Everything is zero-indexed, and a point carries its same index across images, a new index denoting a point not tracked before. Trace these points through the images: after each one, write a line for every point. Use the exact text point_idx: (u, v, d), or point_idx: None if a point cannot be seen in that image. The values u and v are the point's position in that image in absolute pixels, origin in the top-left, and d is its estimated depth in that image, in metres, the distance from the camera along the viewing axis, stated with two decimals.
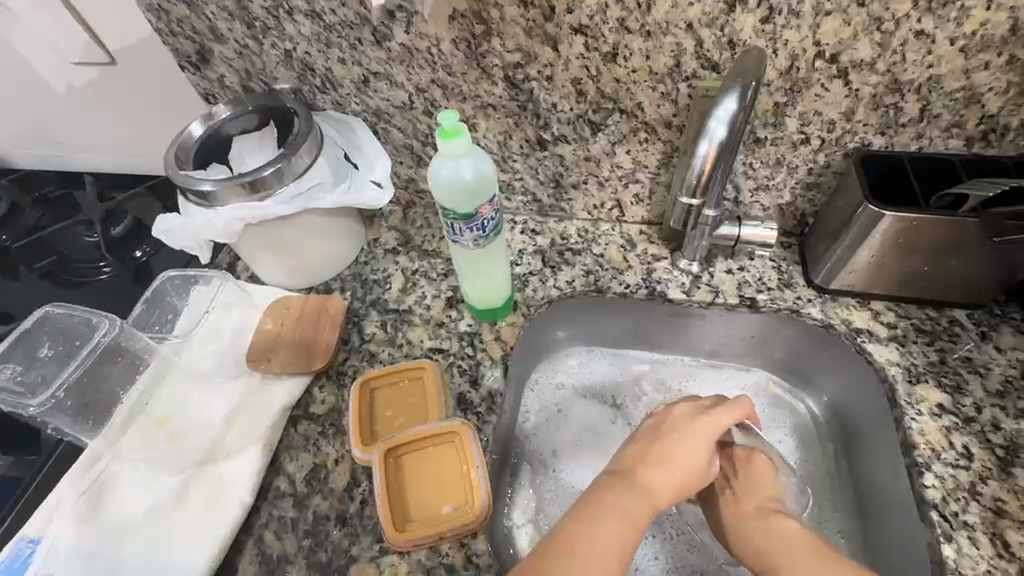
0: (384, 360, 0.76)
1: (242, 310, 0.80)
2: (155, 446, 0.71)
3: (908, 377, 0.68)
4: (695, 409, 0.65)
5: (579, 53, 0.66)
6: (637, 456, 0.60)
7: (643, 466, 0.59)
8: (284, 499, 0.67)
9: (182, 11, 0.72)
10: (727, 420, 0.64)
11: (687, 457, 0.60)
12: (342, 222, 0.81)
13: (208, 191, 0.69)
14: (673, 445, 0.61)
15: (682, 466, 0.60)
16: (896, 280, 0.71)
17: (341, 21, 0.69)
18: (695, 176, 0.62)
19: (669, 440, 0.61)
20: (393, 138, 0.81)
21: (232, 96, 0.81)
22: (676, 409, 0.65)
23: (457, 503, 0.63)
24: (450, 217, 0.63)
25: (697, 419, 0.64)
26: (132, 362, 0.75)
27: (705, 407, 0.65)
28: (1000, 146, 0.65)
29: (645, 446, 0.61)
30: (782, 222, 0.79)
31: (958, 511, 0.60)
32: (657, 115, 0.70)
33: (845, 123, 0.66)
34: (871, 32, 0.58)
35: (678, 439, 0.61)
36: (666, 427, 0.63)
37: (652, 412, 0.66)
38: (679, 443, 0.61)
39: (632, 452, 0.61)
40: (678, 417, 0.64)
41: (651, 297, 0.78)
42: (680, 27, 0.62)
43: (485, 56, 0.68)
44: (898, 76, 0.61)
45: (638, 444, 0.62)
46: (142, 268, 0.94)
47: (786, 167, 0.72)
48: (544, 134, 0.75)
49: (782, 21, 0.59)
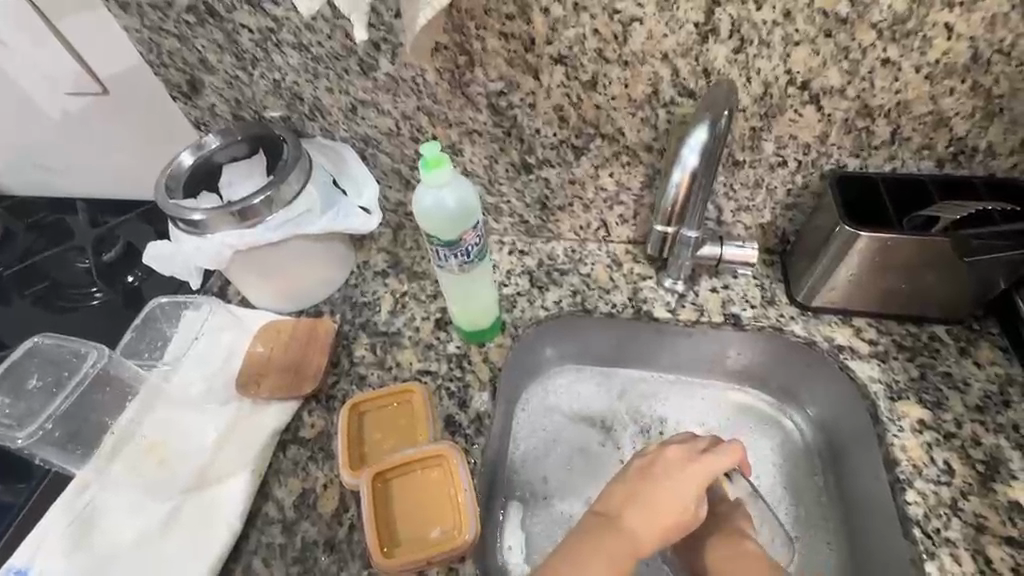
0: (374, 382, 0.76)
1: (231, 335, 0.80)
2: (144, 474, 0.71)
3: (889, 393, 0.70)
4: (689, 453, 0.67)
5: (560, 82, 0.68)
6: (625, 497, 0.64)
7: (631, 508, 0.62)
8: (272, 525, 0.67)
9: (173, 44, 0.74)
10: (719, 467, 0.66)
11: (675, 501, 0.63)
12: (332, 246, 0.82)
13: (198, 220, 0.70)
14: (662, 488, 0.64)
15: (671, 509, 0.63)
16: (875, 297, 0.73)
17: (328, 53, 0.71)
18: (670, 203, 0.64)
19: (658, 483, 0.64)
20: (382, 164, 0.82)
21: (223, 124, 0.82)
22: (670, 449, 0.67)
23: (445, 527, 0.63)
24: (435, 243, 0.64)
25: (691, 463, 0.66)
26: (120, 389, 0.76)
27: (700, 451, 0.67)
28: (970, 167, 0.67)
29: (637, 486, 0.64)
30: (765, 240, 0.80)
31: (940, 527, 0.61)
32: (638, 139, 0.72)
33: (819, 146, 0.68)
34: (839, 61, 0.60)
35: (668, 485, 0.64)
36: (658, 468, 0.65)
37: (645, 450, 0.69)
38: (669, 487, 0.64)
39: (619, 492, 0.64)
40: (672, 460, 0.66)
41: (637, 316, 0.79)
42: (656, 57, 0.64)
43: (469, 84, 0.70)
44: (868, 101, 0.63)
45: (630, 482, 0.65)
46: (132, 293, 0.95)
47: (765, 188, 0.73)
48: (529, 158, 0.76)
49: (753, 50, 0.61)
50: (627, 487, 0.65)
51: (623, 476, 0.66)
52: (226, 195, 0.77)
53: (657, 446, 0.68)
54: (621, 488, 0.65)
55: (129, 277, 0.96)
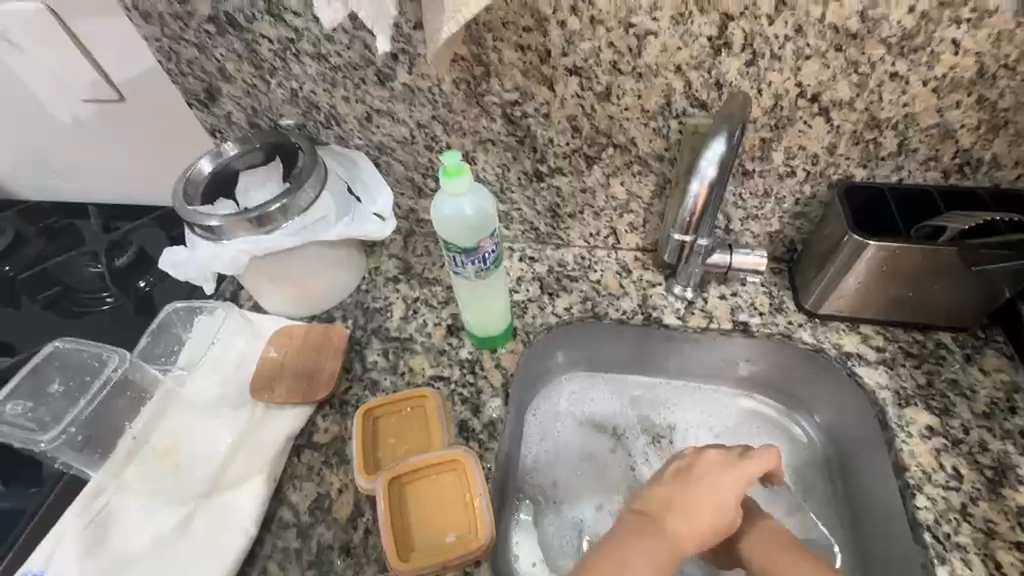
0: (387, 388, 0.77)
1: (245, 340, 0.81)
2: (160, 478, 0.71)
3: (898, 400, 0.71)
4: (727, 457, 0.69)
5: (574, 93, 0.69)
6: (665, 496, 0.65)
7: (672, 504, 0.64)
8: (287, 529, 0.68)
9: (193, 53, 0.75)
10: (760, 469, 0.68)
11: (714, 503, 0.65)
12: (345, 252, 0.83)
13: (215, 226, 0.71)
14: (700, 490, 0.65)
15: (712, 506, 0.64)
16: (882, 304, 0.74)
17: (346, 63, 0.72)
18: (687, 215, 0.66)
19: (699, 485, 0.66)
20: (395, 171, 0.83)
21: (238, 132, 0.83)
22: (709, 453, 0.69)
23: (460, 532, 0.64)
24: (452, 250, 0.65)
25: (727, 466, 0.68)
26: (137, 393, 0.77)
27: (739, 456, 0.69)
28: (975, 178, 0.68)
29: (676, 484, 0.66)
30: (772, 249, 0.82)
31: (950, 532, 0.62)
32: (649, 149, 0.73)
33: (828, 157, 0.69)
34: (848, 74, 0.62)
35: (707, 483, 0.66)
36: (696, 469, 0.67)
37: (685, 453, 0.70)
38: (706, 488, 0.65)
39: (661, 491, 0.66)
40: (711, 461, 0.68)
41: (647, 323, 0.81)
42: (670, 69, 0.65)
43: (484, 94, 0.71)
44: (876, 114, 0.64)
45: (670, 482, 0.67)
46: (145, 298, 0.95)
47: (773, 197, 0.75)
48: (541, 166, 0.78)
49: (765, 64, 0.63)
50: (669, 487, 0.67)
51: (662, 475, 0.69)
52: (241, 201, 0.78)
53: (693, 451, 0.70)
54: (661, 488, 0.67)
55: (141, 282, 0.97)
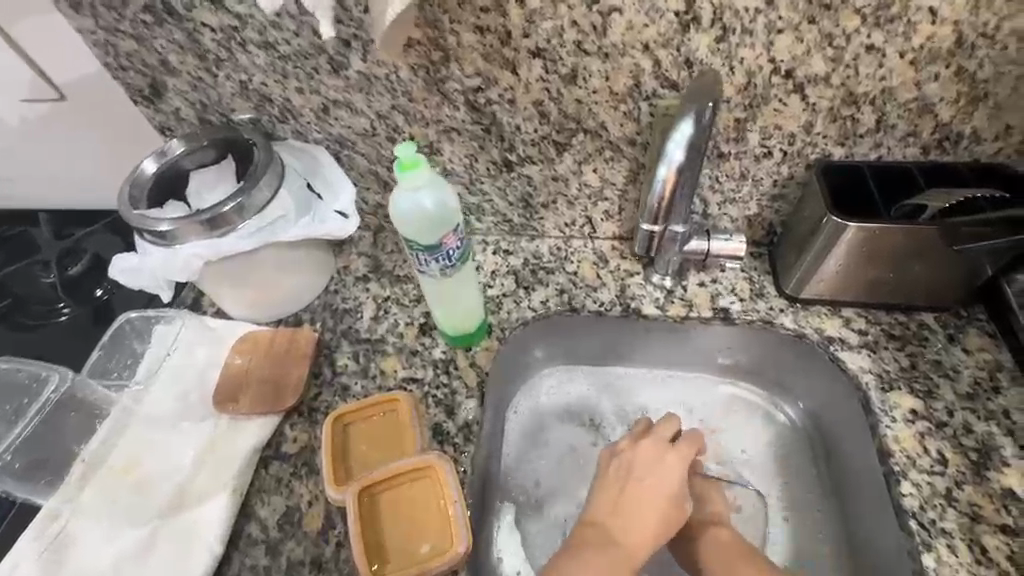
0: (358, 393, 0.74)
1: (207, 349, 0.77)
2: (120, 497, 0.67)
3: (881, 384, 0.69)
4: (658, 446, 0.69)
5: (538, 76, 0.66)
6: (612, 504, 0.65)
7: (618, 514, 0.64)
8: (255, 546, 0.65)
9: (131, 45, 0.70)
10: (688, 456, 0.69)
11: (655, 499, 0.65)
12: (309, 252, 0.79)
13: (165, 231, 0.67)
14: (643, 488, 0.66)
15: (654, 507, 0.65)
16: (865, 286, 0.72)
17: (296, 52, 0.68)
18: (656, 199, 0.63)
19: (640, 483, 0.66)
20: (358, 165, 0.79)
21: (189, 128, 0.79)
22: (641, 446, 0.69)
23: (434, 542, 0.61)
24: (414, 248, 0.62)
25: (664, 457, 0.68)
26: (87, 412, 0.73)
27: (666, 444, 0.69)
28: (955, 153, 0.66)
29: (619, 488, 0.66)
30: (752, 233, 0.79)
31: (935, 518, 0.60)
32: (621, 133, 0.70)
33: (805, 136, 0.66)
34: (823, 48, 0.59)
35: (646, 482, 0.66)
36: (636, 471, 0.67)
37: (618, 447, 0.70)
38: (646, 485, 0.66)
39: (606, 501, 0.66)
40: (645, 456, 0.68)
41: (626, 314, 0.78)
42: (637, 48, 0.62)
43: (444, 81, 0.68)
44: (852, 89, 0.62)
45: (610, 488, 0.66)
46: (102, 307, 0.91)
47: (751, 179, 0.72)
48: (510, 155, 0.74)
49: (736, 39, 0.60)
50: (611, 493, 0.66)
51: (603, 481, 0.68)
52: (194, 203, 0.74)
53: (627, 445, 0.69)
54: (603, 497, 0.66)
55: (98, 290, 0.92)
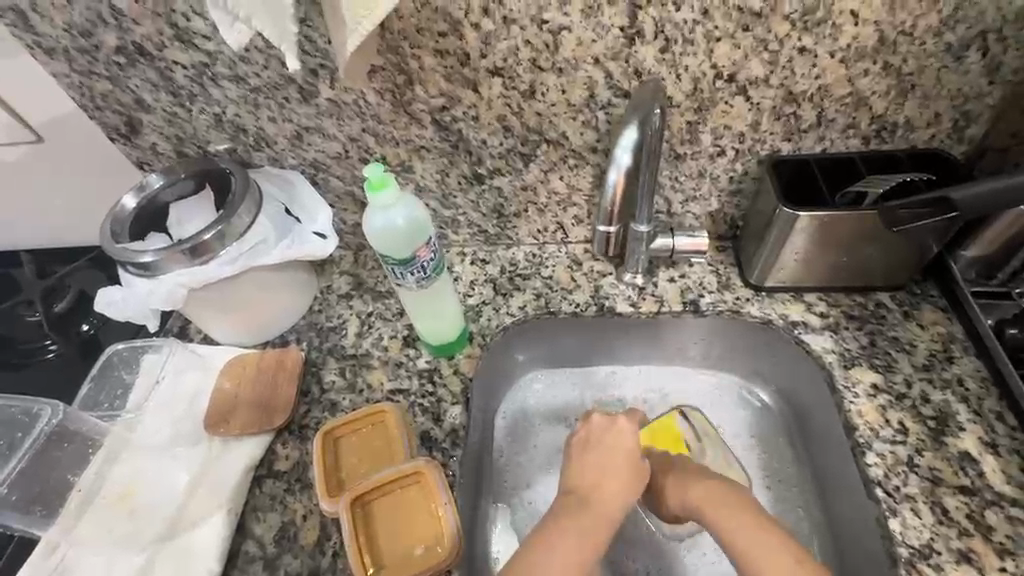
0: (347, 407, 0.76)
1: (195, 374, 0.79)
2: (116, 525, 0.69)
3: (843, 362, 0.73)
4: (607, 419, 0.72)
5: (499, 93, 0.69)
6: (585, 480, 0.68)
7: (588, 480, 0.68)
8: (253, 563, 0.66)
9: (105, 86, 0.73)
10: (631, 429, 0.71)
11: (614, 467, 0.68)
12: (292, 274, 0.81)
13: (149, 262, 0.70)
14: (603, 458, 0.69)
15: (614, 478, 0.68)
16: (822, 272, 0.76)
17: (266, 83, 0.71)
18: (609, 200, 0.68)
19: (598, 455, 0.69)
20: (334, 187, 0.82)
21: (167, 162, 0.81)
22: (594, 419, 0.72)
23: (427, 544, 0.63)
24: (389, 262, 0.65)
25: (606, 440, 0.70)
26: (81, 444, 0.74)
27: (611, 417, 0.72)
28: (893, 142, 0.70)
29: (584, 465, 0.69)
30: (715, 228, 0.83)
31: (899, 485, 0.64)
32: (582, 142, 0.74)
33: (753, 134, 0.71)
34: (759, 52, 0.63)
35: (603, 451, 0.69)
36: (595, 444, 0.70)
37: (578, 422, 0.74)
38: (606, 454, 0.69)
39: (576, 477, 0.69)
40: (598, 428, 0.71)
41: (601, 313, 0.81)
42: (589, 62, 0.66)
43: (410, 103, 0.71)
44: (791, 88, 0.66)
45: (575, 464, 0.70)
46: (90, 342, 0.92)
47: (708, 177, 0.76)
48: (479, 169, 0.78)
49: (679, 49, 0.64)
50: (580, 468, 0.69)
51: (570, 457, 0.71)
52: (175, 233, 0.76)
53: (584, 428, 0.72)
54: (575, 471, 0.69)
55: (84, 326, 0.94)
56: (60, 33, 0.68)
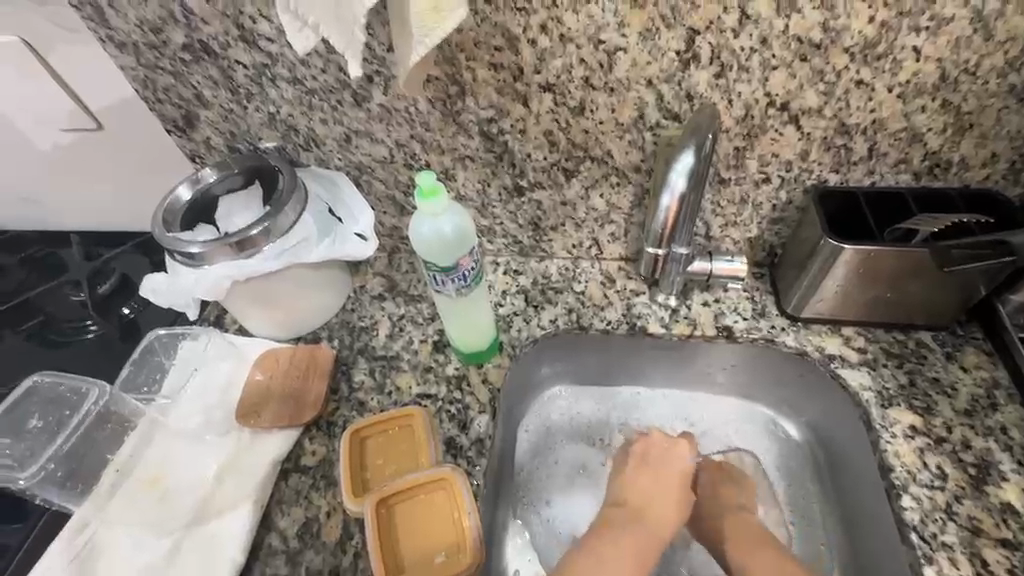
0: (374, 408, 0.77)
1: (230, 364, 0.81)
2: (147, 508, 0.70)
3: (881, 401, 0.71)
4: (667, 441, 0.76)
5: (548, 108, 0.70)
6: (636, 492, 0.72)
7: (641, 496, 0.72)
8: (276, 556, 0.67)
9: (168, 80, 0.75)
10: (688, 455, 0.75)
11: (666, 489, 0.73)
12: (329, 273, 0.83)
13: (196, 252, 0.71)
14: (659, 478, 0.73)
15: (663, 498, 0.72)
16: (862, 306, 0.75)
17: (322, 86, 0.73)
18: (660, 228, 0.68)
19: (653, 475, 0.73)
20: (376, 190, 0.84)
21: (218, 156, 0.83)
22: (652, 441, 0.76)
23: (448, 551, 0.64)
24: (432, 269, 0.66)
25: (663, 457, 0.75)
26: (119, 424, 0.76)
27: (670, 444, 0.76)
28: (945, 179, 0.69)
29: (638, 478, 0.73)
30: (752, 254, 0.82)
31: (936, 532, 0.62)
32: (626, 161, 0.74)
33: (801, 163, 0.70)
34: (815, 83, 0.63)
35: (658, 471, 0.73)
36: (650, 463, 0.74)
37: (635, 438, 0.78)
38: (660, 476, 0.73)
39: (626, 489, 0.73)
40: (656, 451, 0.75)
41: (632, 332, 0.81)
42: (641, 83, 0.66)
43: (460, 113, 0.72)
44: (844, 120, 0.66)
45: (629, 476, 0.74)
46: (128, 325, 0.94)
47: (750, 204, 0.76)
48: (521, 181, 0.78)
49: (734, 75, 0.64)
50: (633, 481, 0.73)
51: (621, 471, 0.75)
52: (223, 226, 0.78)
53: (641, 441, 0.76)
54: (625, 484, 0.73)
55: (124, 308, 0.96)
56: (132, 28, 0.71)
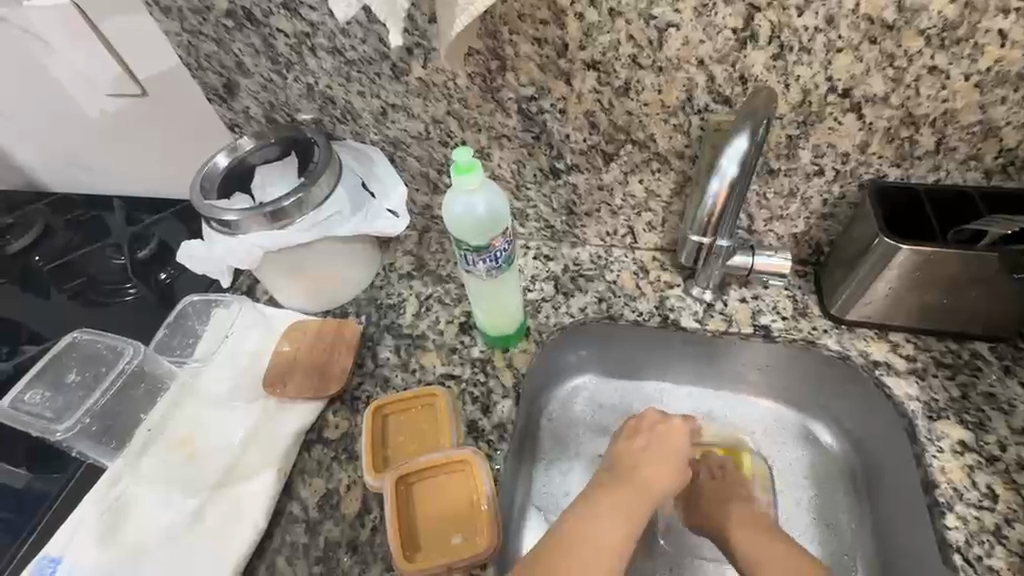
0: (398, 385, 0.77)
1: (259, 334, 0.81)
2: (175, 467, 0.72)
3: (929, 413, 0.67)
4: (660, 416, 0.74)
5: (591, 87, 0.67)
6: (628, 460, 0.70)
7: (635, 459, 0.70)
8: (296, 524, 0.68)
9: (211, 47, 0.76)
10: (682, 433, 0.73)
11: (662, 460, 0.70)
12: (359, 248, 0.82)
13: (232, 220, 0.72)
14: (652, 448, 0.71)
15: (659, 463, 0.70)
16: (914, 312, 0.70)
17: (361, 57, 0.71)
18: (707, 213, 0.63)
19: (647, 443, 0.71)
20: (410, 167, 0.83)
21: (255, 126, 0.84)
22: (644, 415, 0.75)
23: (466, 534, 0.64)
24: (463, 248, 0.64)
25: (657, 440, 0.71)
26: (153, 384, 0.79)
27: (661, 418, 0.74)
28: (1021, 179, 0.64)
29: (630, 444, 0.72)
30: (798, 251, 0.78)
31: (982, 555, 0.59)
32: (669, 146, 0.71)
33: (859, 156, 0.66)
34: (883, 68, 0.59)
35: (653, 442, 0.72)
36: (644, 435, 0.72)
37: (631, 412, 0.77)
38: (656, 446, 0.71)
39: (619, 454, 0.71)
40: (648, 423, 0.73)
41: (664, 325, 0.78)
42: (692, 63, 0.63)
43: (500, 89, 0.70)
44: (912, 110, 0.61)
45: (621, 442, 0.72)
46: (165, 290, 0.97)
47: (800, 197, 0.72)
48: (557, 163, 0.76)
49: (794, 57, 0.60)
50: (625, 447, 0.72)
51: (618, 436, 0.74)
52: (258, 196, 0.78)
53: (635, 418, 0.74)
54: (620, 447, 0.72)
55: (162, 274, 0.98)
56: None
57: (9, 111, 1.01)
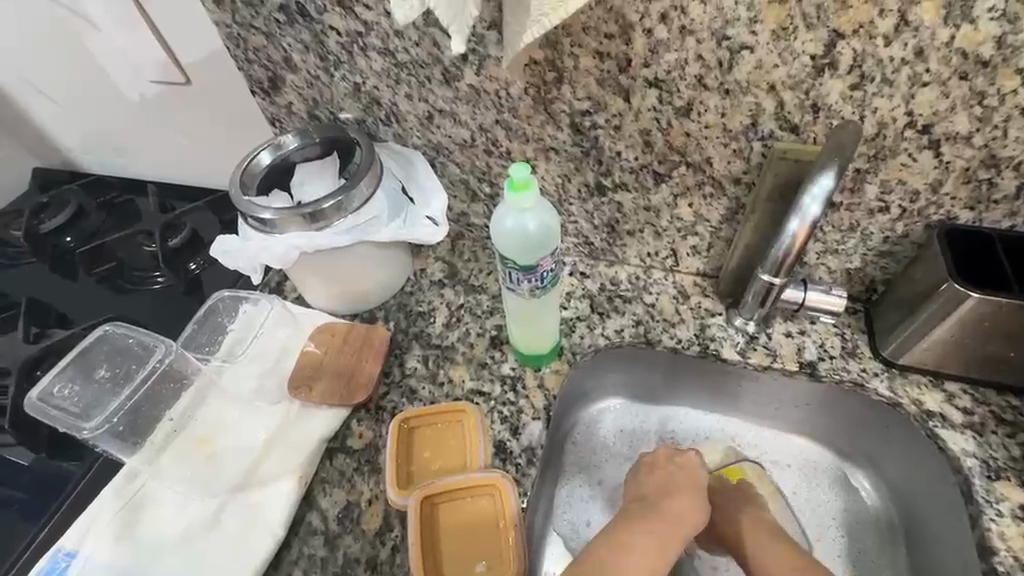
0: (424, 397, 0.74)
1: (288, 334, 0.80)
2: (195, 466, 0.71)
3: (987, 471, 0.63)
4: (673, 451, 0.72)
5: (651, 105, 0.64)
6: (655, 489, 0.68)
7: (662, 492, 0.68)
8: (314, 536, 0.66)
9: (261, 41, 0.74)
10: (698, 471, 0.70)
11: (687, 495, 0.68)
12: (393, 252, 0.80)
13: (268, 219, 0.70)
14: (675, 480, 0.69)
15: (682, 497, 0.67)
16: (975, 363, 0.67)
17: (412, 60, 0.69)
18: (780, 254, 0.60)
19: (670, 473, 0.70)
20: (450, 173, 0.81)
21: (297, 122, 0.83)
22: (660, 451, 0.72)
23: (490, 561, 0.61)
24: (510, 266, 0.62)
25: (673, 473, 0.70)
26: (177, 382, 0.77)
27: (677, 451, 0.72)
28: None
29: (657, 477, 0.69)
30: (849, 288, 0.75)
31: None
32: (726, 171, 0.68)
33: (930, 195, 0.62)
34: (970, 105, 0.55)
35: (676, 476, 0.69)
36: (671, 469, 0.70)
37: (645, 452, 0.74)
38: (679, 479, 0.69)
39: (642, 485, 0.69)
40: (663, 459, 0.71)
41: (704, 355, 0.75)
42: (762, 87, 0.59)
43: (553, 102, 0.68)
44: (995, 151, 0.57)
45: (647, 474, 0.70)
46: (194, 280, 0.96)
47: (859, 233, 0.68)
48: (605, 180, 0.73)
49: (873, 88, 0.56)
50: (651, 480, 0.69)
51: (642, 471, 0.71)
52: (297, 194, 0.77)
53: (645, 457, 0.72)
54: (643, 481, 0.70)
55: (191, 264, 0.98)
56: None
57: (52, 89, 1.02)
